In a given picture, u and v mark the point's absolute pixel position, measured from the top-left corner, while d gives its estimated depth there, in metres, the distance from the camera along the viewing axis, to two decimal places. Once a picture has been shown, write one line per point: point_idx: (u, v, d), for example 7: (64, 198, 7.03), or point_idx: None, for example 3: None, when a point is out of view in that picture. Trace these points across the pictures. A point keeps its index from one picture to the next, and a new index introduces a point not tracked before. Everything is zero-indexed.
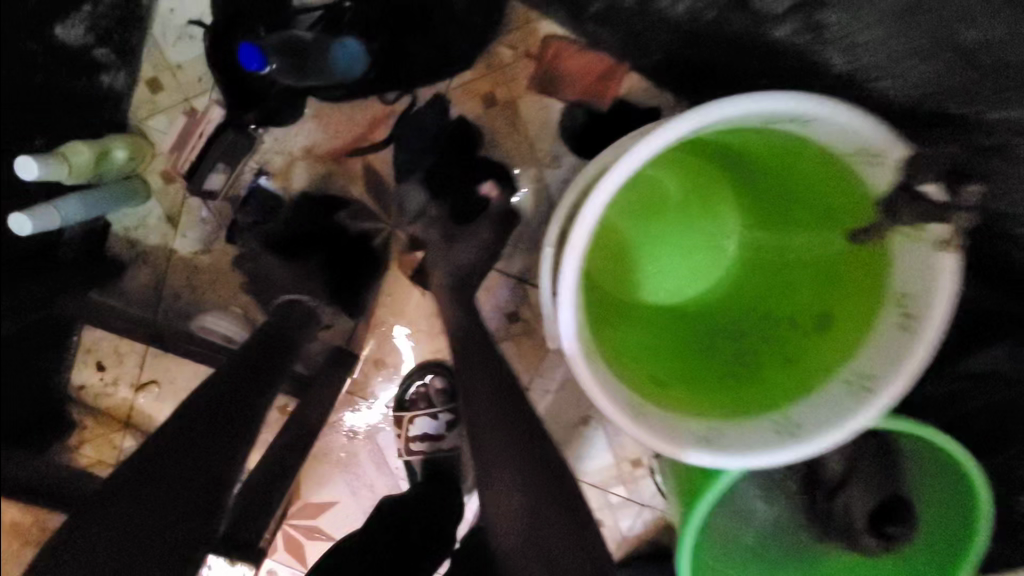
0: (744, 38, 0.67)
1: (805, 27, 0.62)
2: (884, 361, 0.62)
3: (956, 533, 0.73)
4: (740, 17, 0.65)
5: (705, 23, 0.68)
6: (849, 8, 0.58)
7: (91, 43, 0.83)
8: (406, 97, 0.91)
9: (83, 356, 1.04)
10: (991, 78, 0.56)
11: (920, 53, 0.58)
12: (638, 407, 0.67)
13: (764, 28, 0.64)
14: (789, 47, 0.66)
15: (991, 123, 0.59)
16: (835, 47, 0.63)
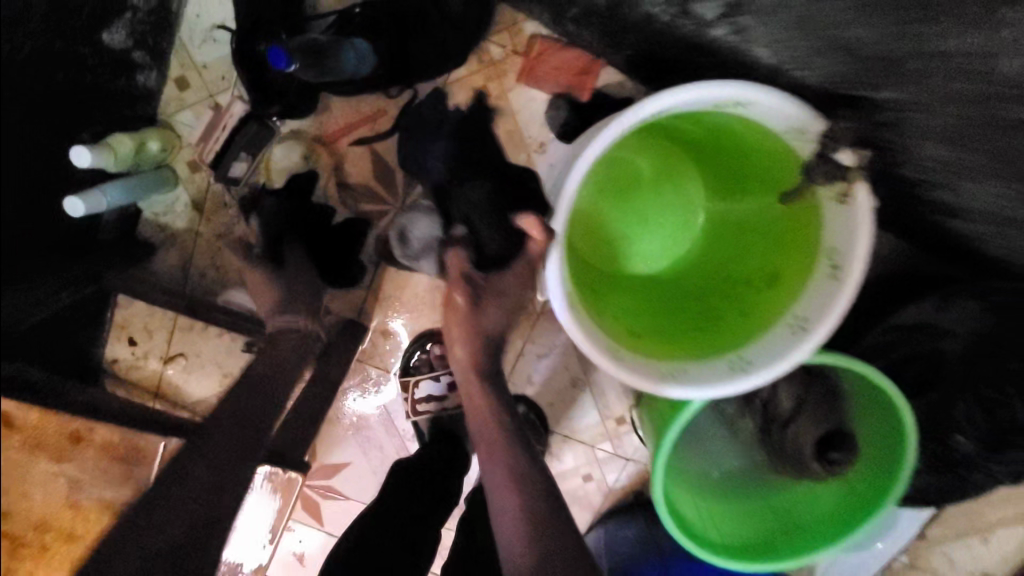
0: (693, 38, 0.78)
1: (733, 31, 0.74)
2: (817, 307, 0.75)
3: (888, 459, 0.86)
4: (686, 22, 0.76)
5: (660, 26, 0.80)
6: (763, 16, 0.71)
7: (131, 47, 0.93)
8: (407, 92, 1.02)
9: (116, 332, 1.13)
10: (875, 68, 0.69)
11: (818, 51, 0.71)
12: (616, 352, 0.79)
13: (709, 31, 0.76)
14: (725, 46, 0.77)
15: (882, 103, 0.73)
16: (762, 46, 0.75)
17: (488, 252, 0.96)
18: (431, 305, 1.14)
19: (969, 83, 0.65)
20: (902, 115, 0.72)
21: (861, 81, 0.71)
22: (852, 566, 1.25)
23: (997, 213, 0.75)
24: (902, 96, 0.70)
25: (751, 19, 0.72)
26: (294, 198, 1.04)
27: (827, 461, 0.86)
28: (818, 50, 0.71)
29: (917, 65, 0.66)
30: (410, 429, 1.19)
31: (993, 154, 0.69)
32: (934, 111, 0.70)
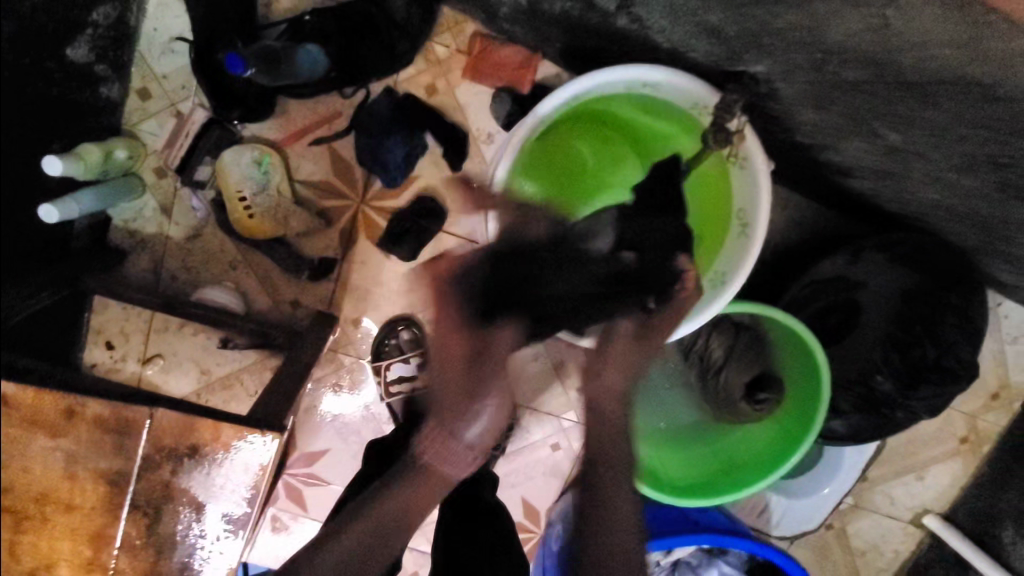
0: (600, 26, 0.86)
1: (631, 20, 0.81)
2: (734, 261, 0.85)
3: (807, 399, 0.96)
4: (593, 14, 0.83)
5: (574, 18, 0.87)
6: (645, 6, 0.77)
7: (93, 60, 0.98)
8: (361, 92, 1.10)
9: (93, 337, 1.20)
10: (744, 47, 0.75)
11: (695, 34, 0.77)
12: None
13: (607, 18, 0.83)
14: (629, 32, 0.85)
15: (761, 76, 0.79)
16: (654, 31, 0.82)
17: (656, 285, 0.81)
18: (398, 292, 1.21)
19: (811, 54, 0.68)
20: (779, 85, 0.79)
21: (734, 58, 0.78)
22: (805, 513, 1.32)
23: (879, 166, 0.85)
24: (768, 68, 0.76)
25: (638, 8, 0.77)
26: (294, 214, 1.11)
27: (755, 400, 0.99)
28: (693, 31, 0.77)
29: (767, 42, 0.71)
30: (385, 412, 1.26)
31: (853, 113, 0.76)
32: (796, 78, 0.75)
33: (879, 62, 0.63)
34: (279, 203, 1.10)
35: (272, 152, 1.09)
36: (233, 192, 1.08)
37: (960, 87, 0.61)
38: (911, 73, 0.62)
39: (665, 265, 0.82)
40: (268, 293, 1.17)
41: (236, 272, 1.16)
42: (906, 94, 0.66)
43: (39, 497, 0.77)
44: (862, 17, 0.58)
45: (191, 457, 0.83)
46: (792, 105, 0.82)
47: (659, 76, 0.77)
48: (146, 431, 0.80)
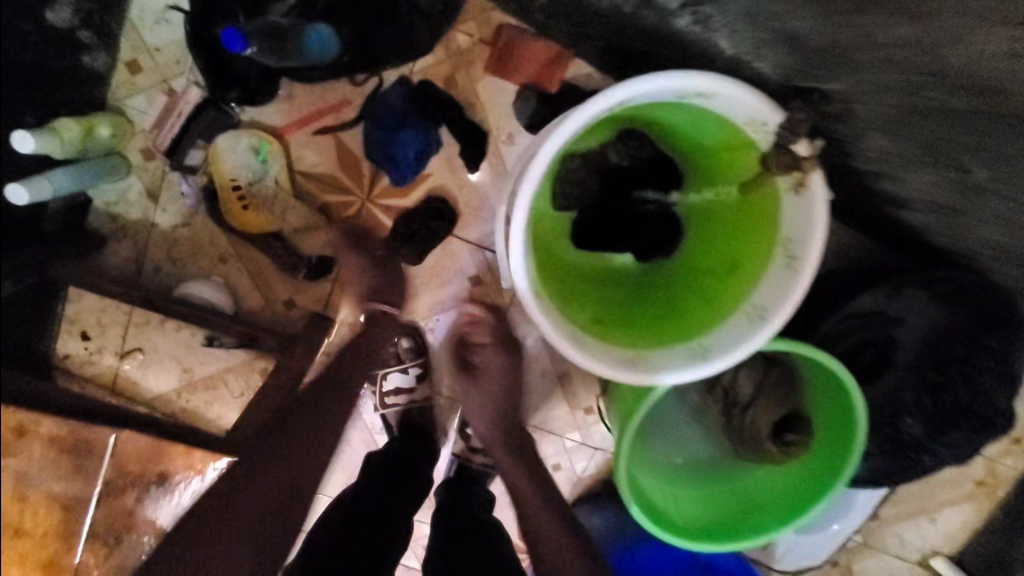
0: (655, 28, 0.80)
1: (695, 20, 0.76)
2: (778, 295, 0.76)
3: (839, 443, 0.88)
4: (649, 13, 0.77)
5: (624, 15, 0.81)
6: (720, 5, 0.72)
7: (77, 25, 0.88)
8: (372, 81, 1.00)
9: (68, 327, 1.11)
10: (821, 59, 0.72)
11: (767, 42, 0.74)
12: (578, 338, 0.80)
13: (668, 18, 0.77)
14: (689, 35, 0.79)
15: (833, 94, 0.76)
16: (721, 34, 0.76)
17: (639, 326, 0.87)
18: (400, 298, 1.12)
19: (901, 74, 0.67)
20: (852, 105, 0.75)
21: (809, 71, 0.74)
22: (811, 549, 1.26)
23: (941, 204, 0.80)
24: (846, 87, 0.73)
25: (709, 5, 0.73)
26: (292, 207, 1.02)
27: (782, 440, 0.92)
28: (771, 38, 0.73)
29: (859, 57, 0.68)
30: (378, 423, 1.17)
31: (932, 145, 0.72)
32: (877, 102, 0.73)
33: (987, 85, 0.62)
34: (278, 195, 1.02)
35: (272, 139, 1.00)
36: (226, 179, 1.00)
37: None
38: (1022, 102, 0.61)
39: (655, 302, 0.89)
40: (260, 291, 1.09)
41: (225, 267, 1.07)
42: (999, 124, 0.65)
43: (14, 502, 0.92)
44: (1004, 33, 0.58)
45: (158, 485, 1.00)
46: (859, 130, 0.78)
47: (717, 85, 0.68)
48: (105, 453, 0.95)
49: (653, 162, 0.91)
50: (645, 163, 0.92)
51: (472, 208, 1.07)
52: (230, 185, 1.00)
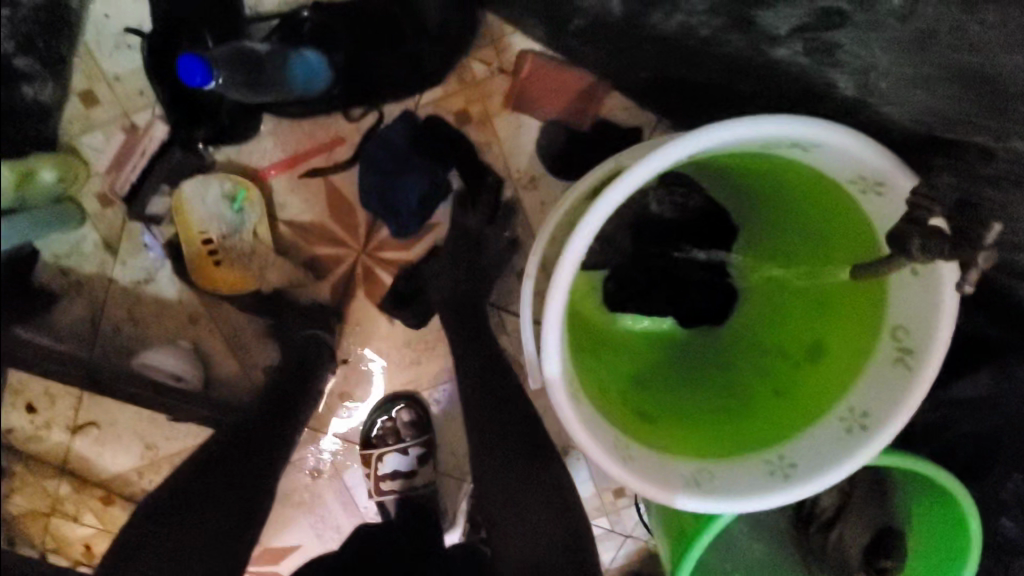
0: (742, 57, 0.67)
1: (808, 48, 0.62)
2: (883, 400, 0.60)
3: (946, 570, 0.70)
4: (739, 37, 0.65)
5: (698, 40, 0.68)
6: (859, 29, 0.58)
7: (13, 52, 0.71)
8: (372, 115, 0.85)
9: (10, 398, 0.95)
10: (996, 108, 0.57)
11: (919, 82, 0.59)
12: (623, 447, 0.63)
13: (766, 48, 0.64)
14: (791, 67, 0.65)
15: (994, 150, 0.60)
16: (841, 69, 0.62)
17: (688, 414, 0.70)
18: (400, 365, 0.96)
19: None
20: (1023, 164, 0.58)
21: (955, 121, 0.60)
22: None
23: None
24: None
25: (844, 34, 0.59)
26: (274, 259, 0.87)
27: (874, 567, 0.72)
28: (913, 80, 0.60)
29: None
30: (373, 508, 1.01)
31: None
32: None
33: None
34: (256, 248, 0.87)
35: (251, 184, 0.85)
36: (194, 232, 0.85)
37: None
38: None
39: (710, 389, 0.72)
40: (235, 355, 0.92)
41: (196, 328, 0.91)
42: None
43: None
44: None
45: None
46: (1021, 197, 0.60)
47: (820, 136, 0.53)
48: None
49: (703, 217, 0.79)
50: (691, 213, 0.79)
51: None
52: (199, 237, 0.85)
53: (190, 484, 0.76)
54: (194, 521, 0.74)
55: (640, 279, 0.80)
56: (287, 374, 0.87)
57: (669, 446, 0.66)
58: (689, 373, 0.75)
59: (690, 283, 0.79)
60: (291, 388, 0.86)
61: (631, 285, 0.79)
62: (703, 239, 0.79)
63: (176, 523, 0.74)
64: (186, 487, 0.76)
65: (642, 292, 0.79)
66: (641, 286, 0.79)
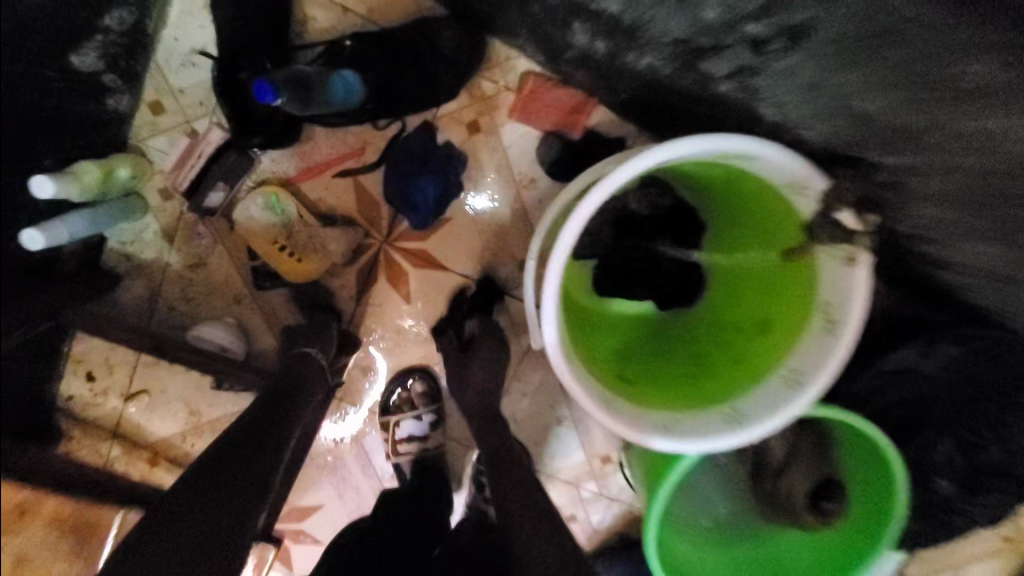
0: (694, 91, 0.75)
1: (736, 88, 0.70)
2: (815, 361, 0.73)
3: (877, 509, 0.83)
4: (687, 76, 0.72)
5: (664, 76, 0.76)
6: (765, 80, 0.66)
7: (102, 69, 0.86)
8: (395, 124, 0.99)
9: (72, 368, 1.07)
10: (887, 137, 0.63)
11: (823, 115, 0.66)
12: (608, 401, 0.77)
13: (708, 84, 0.72)
14: (730, 99, 0.73)
15: (891, 165, 0.67)
16: (765, 103, 0.70)
17: (664, 377, 0.85)
18: (415, 341, 1.09)
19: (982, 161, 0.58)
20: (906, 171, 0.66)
21: (860, 144, 0.67)
22: None
23: (997, 272, 0.70)
24: (920, 162, 0.63)
25: (757, 78, 0.66)
26: (331, 240, 1.00)
27: (820, 510, 0.85)
28: (820, 113, 0.66)
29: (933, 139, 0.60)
30: (389, 469, 1.14)
31: (1005, 226, 0.62)
32: (940, 178, 0.64)
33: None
34: (310, 233, 0.99)
35: (280, 191, 0.99)
36: (265, 240, 0.98)
37: None
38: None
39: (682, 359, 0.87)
40: (273, 331, 1.06)
41: (239, 307, 1.04)
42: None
43: (21, 508, 0.81)
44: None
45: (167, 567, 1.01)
46: (915, 198, 0.69)
47: (755, 149, 0.67)
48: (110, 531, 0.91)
49: (673, 215, 0.94)
50: (665, 212, 0.94)
51: (492, 252, 1.05)
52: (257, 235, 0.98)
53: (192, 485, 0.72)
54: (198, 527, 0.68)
55: (623, 266, 0.93)
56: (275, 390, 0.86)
57: (647, 402, 0.79)
58: (666, 348, 0.89)
59: (668, 272, 0.93)
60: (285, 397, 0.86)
61: (614, 272, 0.93)
62: (676, 232, 0.93)
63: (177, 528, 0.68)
64: (197, 490, 0.71)
65: (627, 278, 0.93)
66: (626, 272, 0.93)
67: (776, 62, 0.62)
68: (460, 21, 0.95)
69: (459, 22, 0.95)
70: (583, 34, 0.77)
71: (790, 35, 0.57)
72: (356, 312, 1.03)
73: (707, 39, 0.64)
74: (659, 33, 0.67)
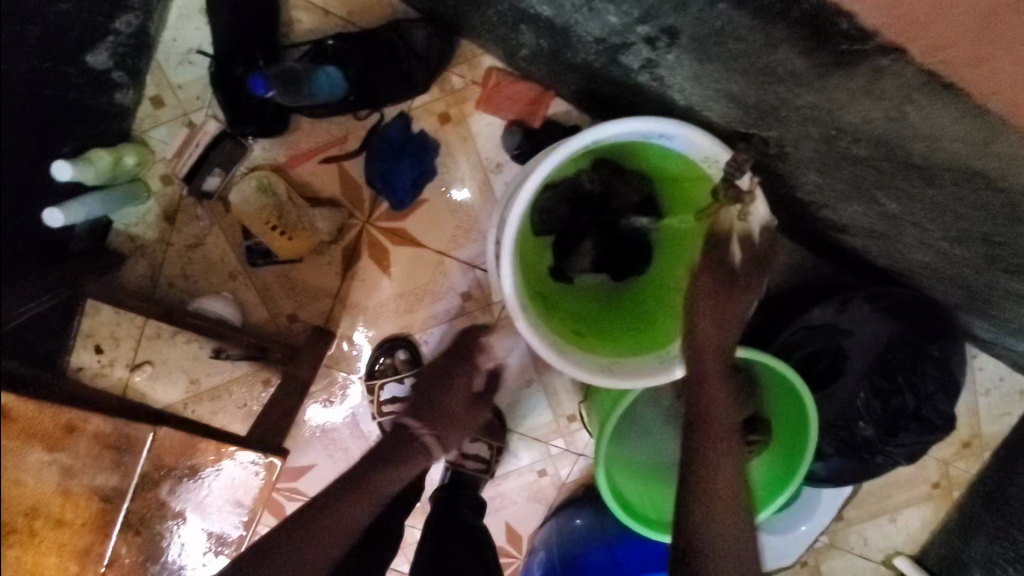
0: (623, 80, 0.87)
1: (652, 77, 0.82)
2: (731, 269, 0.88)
3: (797, 437, 0.99)
4: (616, 69, 0.84)
5: (597, 69, 0.87)
6: (670, 70, 0.78)
7: (111, 67, 0.98)
8: (375, 116, 1.11)
9: (82, 340, 1.17)
10: (765, 118, 0.76)
11: (713, 98, 0.79)
12: (559, 347, 0.91)
13: (631, 74, 0.84)
14: (650, 88, 0.86)
15: (775, 142, 0.81)
16: (675, 90, 0.83)
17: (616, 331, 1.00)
18: (396, 311, 1.19)
19: (821, 130, 0.71)
20: (781, 147, 0.81)
21: (749, 122, 0.79)
22: (783, 548, 1.27)
23: (874, 229, 0.87)
24: (780, 134, 0.77)
25: (662, 69, 0.78)
26: (322, 223, 1.11)
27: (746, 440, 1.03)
28: (712, 96, 0.79)
29: (786, 117, 0.72)
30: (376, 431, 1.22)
31: (858, 184, 0.77)
32: (807, 147, 0.77)
33: (891, 145, 0.65)
34: (302, 214, 1.10)
35: (271, 174, 1.10)
36: (262, 221, 1.08)
37: (959, 173, 0.63)
38: (921, 159, 0.64)
39: (636, 315, 1.02)
40: (265, 305, 1.16)
41: (234, 282, 1.14)
42: (910, 177, 0.69)
43: (71, 424, 0.72)
44: (880, 103, 0.61)
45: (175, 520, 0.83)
46: (797, 171, 0.84)
47: (671, 128, 0.80)
48: (146, 449, 0.78)
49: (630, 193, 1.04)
50: None
51: (464, 229, 1.16)
52: (247, 218, 1.09)
53: (307, 520, 0.85)
54: (328, 539, 0.84)
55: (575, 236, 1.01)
56: (373, 459, 0.93)
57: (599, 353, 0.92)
58: (617, 305, 1.04)
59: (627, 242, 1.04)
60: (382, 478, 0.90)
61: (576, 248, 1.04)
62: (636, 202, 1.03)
63: (304, 545, 0.83)
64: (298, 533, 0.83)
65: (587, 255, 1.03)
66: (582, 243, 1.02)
67: (667, 55, 0.74)
68: (431, 22, 1.07)
69: (430, 23, 1.06)
70: (531, 33, 0.89)
71: (668, 34, 0.70)
72: (350, 293, 1.18)
73: (618, 38, 0.76)
74: (585, 34, 0.79)
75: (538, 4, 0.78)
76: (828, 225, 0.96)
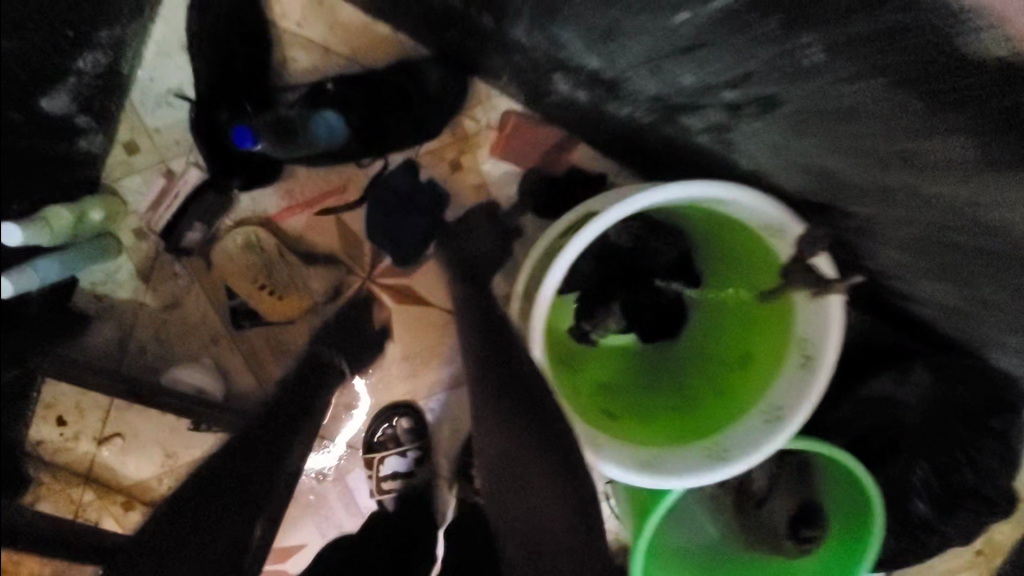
0: (677, 139, 0.80)
1: (718, 140, 0.76)
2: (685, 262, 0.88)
3: (855, 529, 0.86)
4: (671, 127, 0.78)
5: (644, 125, 0.80)
6: (746, 134, 0.72)
7: (74, 112, 0.86)
8: (378, 162, 0.99)
9: (42, 411, 1.00)
10: (849, 190, 0.70)
11: (795, 164, 0.73)
12: (592, 437, 0.78)
13: (690, 136, 0.78)
14: (709, 149, 0.79)
15: None
16: (741, 155, 0.77)
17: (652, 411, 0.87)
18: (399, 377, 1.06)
19: None
20: None
21: (826, 192, 0.73)
22: None
23: (951, 305, 0.76)
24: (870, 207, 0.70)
25: (732, 134, 0.73)
26: (312, 279, 1.01)
27: (799, 535, 0.89)
28: (787, 164, 0.74)
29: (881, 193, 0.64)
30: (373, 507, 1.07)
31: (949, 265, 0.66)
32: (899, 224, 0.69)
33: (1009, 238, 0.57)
34: (293, 273, 1.00)
35: (259, 230, 0.98)
36: (247, 283, 0.98)
37: None
38: None
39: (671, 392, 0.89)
40: (251, 370, 1.02)
41: (216, 347, 1.01)
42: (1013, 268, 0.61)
43: None
44: None
45: None
46: None
47: (731, 193, 0.71)
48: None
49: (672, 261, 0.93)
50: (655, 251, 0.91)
51: None
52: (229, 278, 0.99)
53: (228, 491, 0.66)
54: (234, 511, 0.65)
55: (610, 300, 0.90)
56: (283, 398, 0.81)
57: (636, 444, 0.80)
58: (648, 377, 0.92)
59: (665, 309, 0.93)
60: (278, 439, 0.74)
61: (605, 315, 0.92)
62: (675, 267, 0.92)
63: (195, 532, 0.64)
64: (202, 495, 0.67)
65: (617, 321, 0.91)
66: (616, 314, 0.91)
67: (746, 122, 0.69)
68: (443, 62, 0.95)
69: (442, 63, 0.95)
70: (566, 83, 0.80)
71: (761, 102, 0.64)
72: None
73: (686, 99, 0.70)
74: (639, 91, 0.73)
75: (583, 55, 0.71)
76: (889, 292, 0.86)
